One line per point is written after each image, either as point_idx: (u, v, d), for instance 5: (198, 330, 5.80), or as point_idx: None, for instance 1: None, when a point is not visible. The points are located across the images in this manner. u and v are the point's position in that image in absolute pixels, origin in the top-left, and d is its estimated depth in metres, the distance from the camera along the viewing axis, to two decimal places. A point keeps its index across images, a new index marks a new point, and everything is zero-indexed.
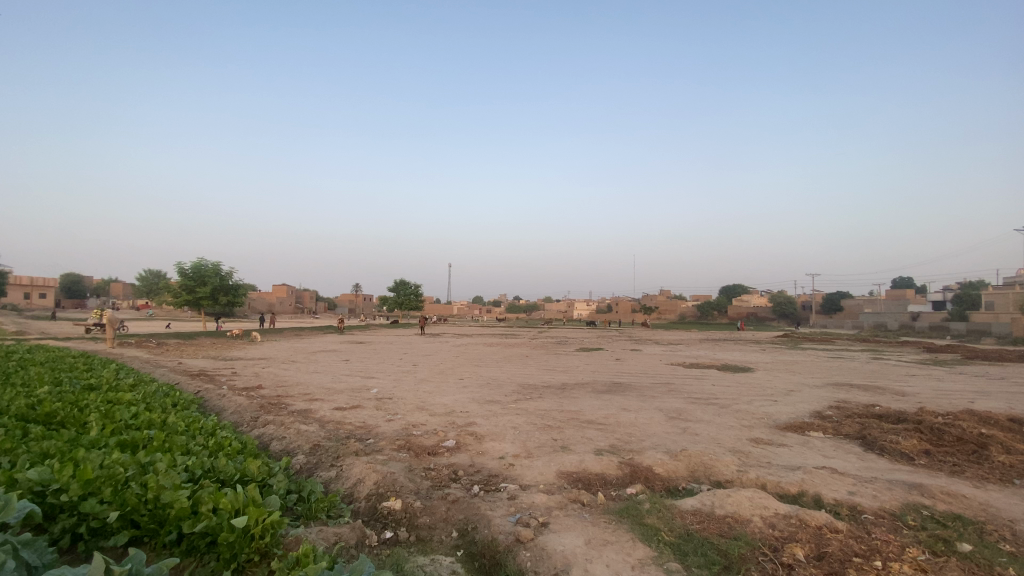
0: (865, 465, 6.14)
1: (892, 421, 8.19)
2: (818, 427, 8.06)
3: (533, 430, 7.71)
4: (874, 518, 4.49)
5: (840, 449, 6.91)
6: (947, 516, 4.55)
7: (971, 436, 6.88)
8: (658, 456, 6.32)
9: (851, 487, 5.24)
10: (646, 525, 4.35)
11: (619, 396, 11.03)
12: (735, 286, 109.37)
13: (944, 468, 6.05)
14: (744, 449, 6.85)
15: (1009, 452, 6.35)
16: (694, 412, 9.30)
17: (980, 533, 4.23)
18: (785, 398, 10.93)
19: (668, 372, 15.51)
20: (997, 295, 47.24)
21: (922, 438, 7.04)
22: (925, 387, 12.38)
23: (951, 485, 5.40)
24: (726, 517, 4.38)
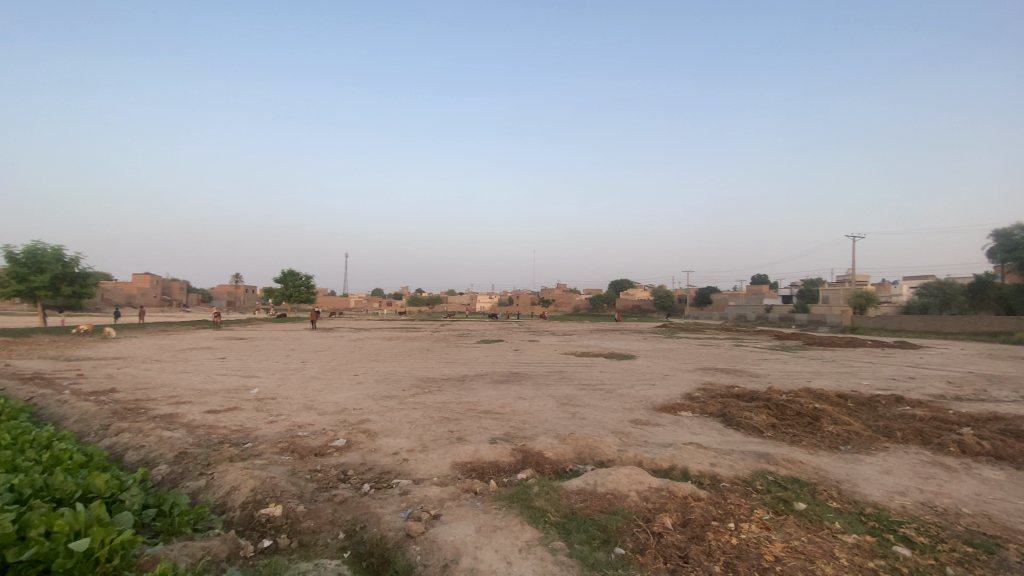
0: (726, 439, 6.93)
1: (747, 399, 9.36)
2: (689, 407, 8.96)
3: (428, 423, 7.63)
4: (731, 485, 5.10)
5: (706, 426, 7.75)
6: (787, 479, 5.31)
7: (807, 410, 8.09)
8: (548, 441, 6.59)
9: (712, 459, 5.90)
10: (534, 508, 4.51)
11: (516, 385, 11.34)
12: (624, 282, 117.90)
13: (786, 438, 7.03)
14: (626, 430, 7.38)
15: (835, 422, 7.57)
16: (582, 398, 9.84)
17: (813, 493, 4.98)
18: (663, 382, 11.97)
19: (561, 361, 16.28)
20: (830, 291, 56.01)
21: (770, 413, 8.13)
22: (774, 370, 14.37)
23: (791, 453, 6.30)
24: (607, 494, 4.69)
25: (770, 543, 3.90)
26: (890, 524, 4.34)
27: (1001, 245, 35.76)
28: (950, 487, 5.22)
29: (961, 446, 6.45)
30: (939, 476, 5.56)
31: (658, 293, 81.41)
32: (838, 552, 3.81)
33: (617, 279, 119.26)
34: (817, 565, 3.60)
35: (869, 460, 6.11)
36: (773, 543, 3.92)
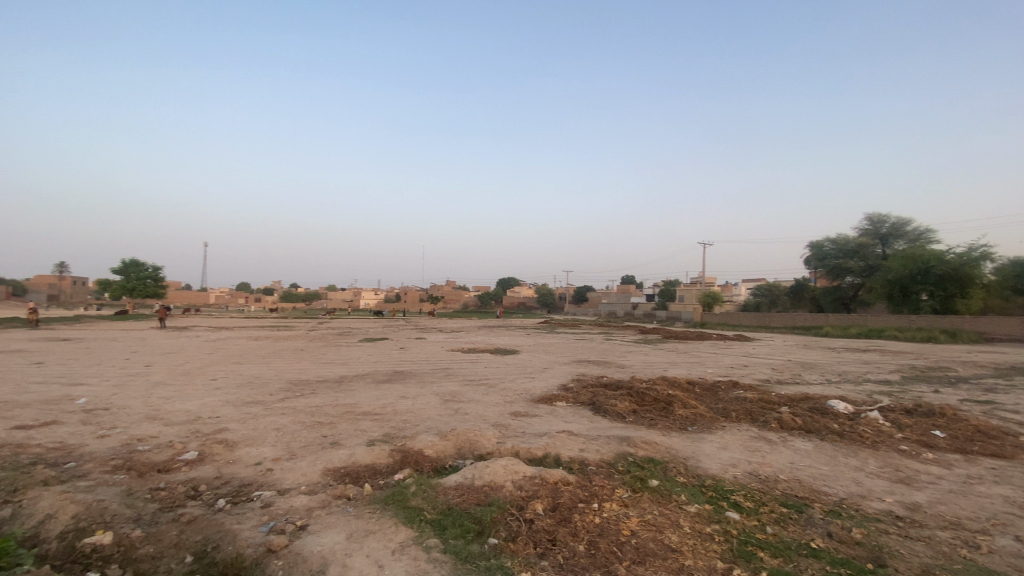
0: (594, 426, 7.48)
1: (614, 388, 10.22)
2: (564, 398, 9.51)
3: (299, 429, 7.13)
4: (596, 468, 5.53)
5: (577, 414, 8.30)
6: (644, 459, 5.90)
7: (663, 395, 9.06)
8: (428, 439, 6.54)
9: (582, 445, 6.34)
10: (409, 508, 4.46)
11: (397, 384, 11.08)
12: (510, 279, 121.38)
13: (645, 422, 7.81)
14: (505, 423, 7.62)
15: (685, 406, 8.58)
16: (465, 394, 9.94)
17: (665, 470, 5.60)
18: (541, 375, 12.55)
19: (445, 358, 16.27)
20: (687, 290, 63.14)
21: (632, 400, 8.97)
22: (638, 361, 15.87)
23: (648, 435, 7.02)
24: (484, 487, 4.80)
25: (627, 519, 4.29)
26: (724, 493, 5.04)
27: (812, 255, 43.09)
28: (770, 457, 6.21)
29: (780, 422, 7.72)
30: (763, 449, 6.59)
31: (541, 290, 85.20)
32: (683, 521, 4.32)
33: (504, 277, 122.31)
34: (665, 534, 4.06)
35: (711, 438, 7.03)
36: (630, 518, 4.32)
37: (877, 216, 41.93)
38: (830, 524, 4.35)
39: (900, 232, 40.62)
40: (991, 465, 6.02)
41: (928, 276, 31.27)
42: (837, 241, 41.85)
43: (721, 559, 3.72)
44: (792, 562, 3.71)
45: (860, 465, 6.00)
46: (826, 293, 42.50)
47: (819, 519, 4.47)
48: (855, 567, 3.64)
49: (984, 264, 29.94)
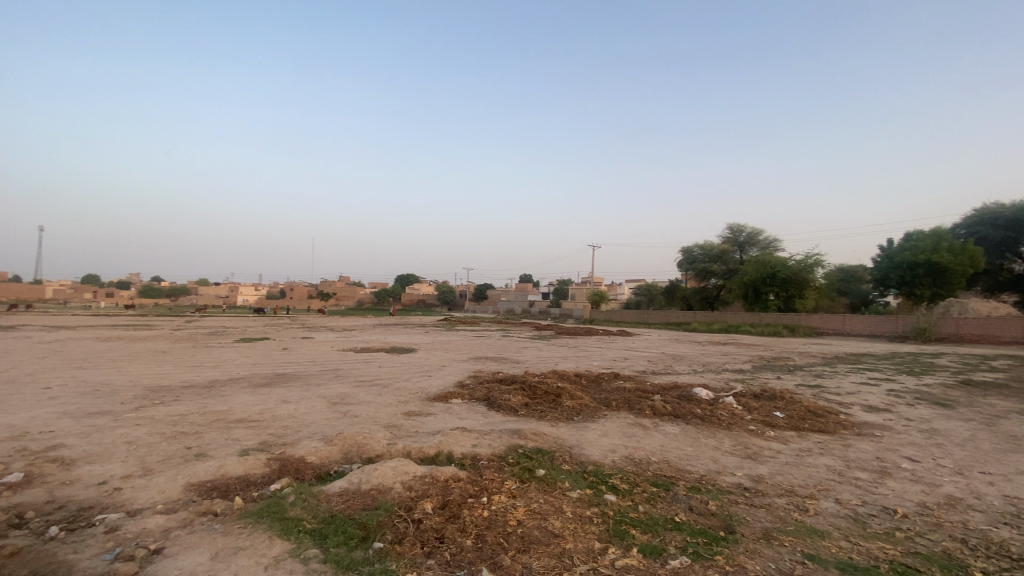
0: (487, 421, 7.60)
1: (509, 383, 10.47)
2: (458, 394, 9.53)
3: (157, 441, 6.30)
4: (487, 462, 5.63)
5: (471, 410, 8.37)
6: (534, 451, 6.13)
7: (553, 388, 9.48)
8: (311, 445, 6.16)
9: (474, 440, 6.40)
10: (288, 519, 4.17)
11: (280, 387, 10.28)
12: (408, 276, 118.86)
13: (535, 414, 8.10)
14: (398, 423, 7.44)
15: (573, 397, 9.06)
16: (355, 395, 9.52)
17: (552, 459, 5.87)
18: (437, 373, 12.46)
19: (335, 358, 15.45)
20: (578, 289, 66.61)
21: (525, 394, 9.25)
22: (532, 356, 16.42)
23: (538, 427, 7.30)
24: (371, 490, 4.64)
25: (514, 510, 4.42)
26: (604, 477, 5.41)
27: (683, 259, 47.90)
28: (644, 442, 6.80)
29: (655, 409, 8.48)
30: (639, 434, 7.19)
31: (439, 287, 84.46)
32: (566, 507, 4.56)
33: (402, 274, 119.67)
34: (549, 521, 4.25)
35: (594, 427, 7.51)
36: (517, 509, 4.46)
37: (737, 226, 47.72)
38: (692, 499, 4.87)
39: (754, 240, 46.62)
40: (816, 439, 7.18)
41: (775, 279, 36.30)
42: (705, 246, 46.81)
43: (599, 540, 3.98)
44: (659, 536, 4.09)
45: (718, 445, 6.80)
46: (695, 292, 47.45)
47: (683, 495, 4.98)
48: (710, 535, 4.11)
49: (815, 270, 35.47)
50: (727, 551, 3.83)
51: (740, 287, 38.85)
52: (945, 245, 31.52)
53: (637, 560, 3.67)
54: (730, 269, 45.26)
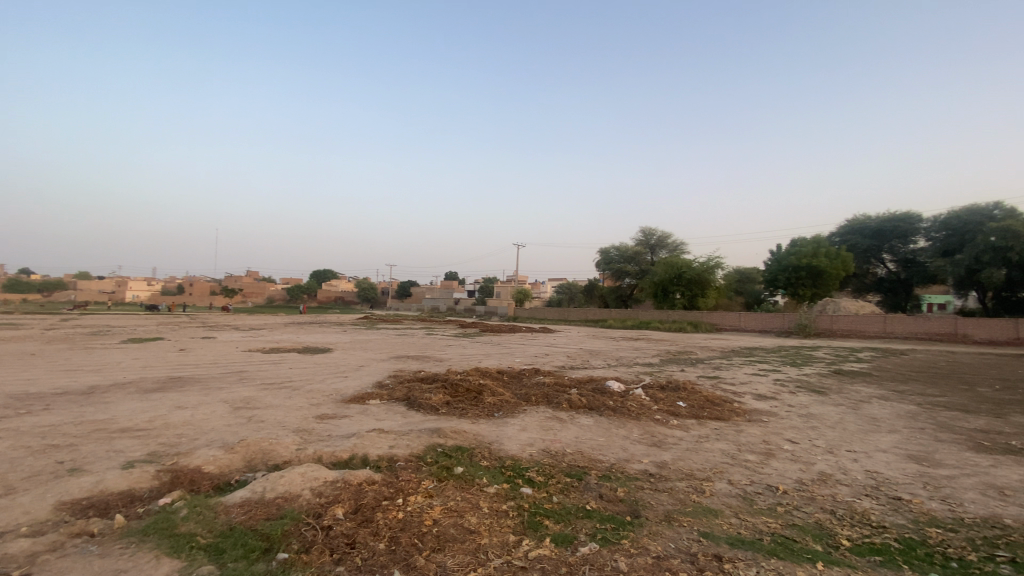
0: (406, 421, 7.46)
1: (429, 382, 10.31)
2: (376, 395, 9.23)
3: (20, 456, 5.49)
4: (404, 463, 5.52)
5: (390, 411, 8.15)
6: (453, 449, 6.10)
7: (474, 386, 9.48)
8: (210, 454, 5.67)
9: (391, 442, 6.24)
10: (179, 535, 3.81)
11: (175, 392, 9.37)
12: (325, 273, 113.35)
13: (455, 412, 8.08)
14: (309, 427, 7.06)
15: (493, 393, 9.14)
16: (262, 399, 8.91)
17: (471, 456, 5.88)
18: (355, 373, 11.99)
19: (242, 359, 14.35)
20: (501, 288, 67.25)
21: (446, 392, 9.17)
22: (455, 354, 16.36)
23: (458, 425, 7.27)
24: (276, 499, 4.37)
25: (430, 510, 4.37)
26: (520, 471, 5.51)
27: (601, 259, 50.08)
28: (561, 435, 7.01)
29: (571, 402, 8.78)
30: (556, 428, 7.41)
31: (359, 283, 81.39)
32: (483, 503, 4.59)
33: (319, 270, 113.95)
34: (465, 518, 4.25)
35: (513, 422, 7.64)
36: (433, 508, 4.41)
37: (649, 230, 50.73)
38: (602, 487, 5.10)
39: (665, 243, 49.74)
40: (714, 425, 7.83)
41: (682, 279, 38.99)
42: (621, 248, 49.19)
43: (513, 533, 4.05)
44: (571, 525, 4.24)
45: (629, 435, 7.18)
46: (612, 292, 49.76)
47: (594, 483, 5.22)
48: (618, 520, 4.33)
49: (716, 271, 38.60)
50: (633, 535, 4.07)
51: (652, 287, 41.30)
52: (823, 251, 35.60)
53: (549, 550, 3.79)
54: (643, 270, 47.97)
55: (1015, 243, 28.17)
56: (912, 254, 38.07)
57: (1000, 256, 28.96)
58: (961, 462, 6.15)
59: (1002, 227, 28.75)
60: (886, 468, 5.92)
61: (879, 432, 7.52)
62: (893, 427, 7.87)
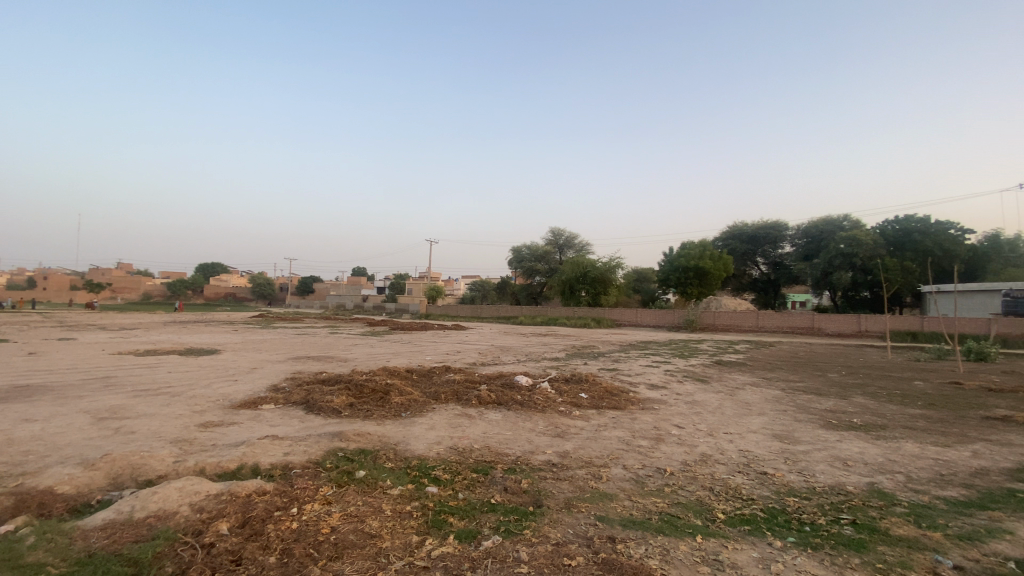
0: (305, 426, 7.03)
1: (331, 383, 9.81)
2: (271, 400, 8.60)
3: None
4: (301, 470, 5.20)
5: (286, 416, 7.63)
6: (355, 452, 5.87)
7: (381, 386, 9.19)
8: (63, 472, 4.91)
9: (286, 448, 5.86)
10: (22, 568, 3.27)
11: (20, 403, 8.00)
12: (214, 267, 103.76)
13: (360, 414, 7.77)
14: (191, 437, 6.40)
15: (400, 393, 8.93)
16: (134, 408, 7.91)
17: (374, 459, 5.70)
18: (247, 377, 11.08)
19: (109, 364, 12.64)
20: (412, 284, 65.89)
21: (349, 393, 8.79)
22: (360, 353, 15.76)
23: (362, 427, 7.01)
24: (149, 518, 3.91)
25: (328, 517, 4.17)
26: (426, 470, 5.44)
27: (512, 257, 51.01)
28: (468, 431, 7.04)
29: (480, 398, 8.85)
30: (464, 424, 7.43)
31: (254, 279, 75.09)
32: (386, 505, 4.48)
33: (207, 264, 104.03)
34: (366, 523, 4.11)
35: (420, 421, 7.52)
36: (332, 515, 4.22)
37: (557, 230, 52.53)
38: (507, 480, 5.20)
39: (572, 243, 51.65)
40: (612, 414, 8.32)
41: (588, 278, 40.89)
42: (531, 247, 50.39)
43: (416, 534, 3.99)
44: (475, 520, 4.27)
45: (534, 428, 7.39)
46: (522, 289, 50.84)
47: (500, 477, 5.31)
48: (521, 512, 4.45)
49: (618, 271, 41.01)
50: (535, 525, 4.20)
51: (559, 285, 42.80)
52: (709, 253, 39.22)
53: (453, 547, 3.78)
54: (552, 269, 49.56)
55: (858, 250, 33.19)
56: (780, 258, 43.36)
57: (847, 261, 33.85)
58: (814, 438, 7.11)
59: (849, 235, 33.69)
60: (756, 447, 6.67)
61: (751, 414, 8.48)
62: (762, 410, 8.91)
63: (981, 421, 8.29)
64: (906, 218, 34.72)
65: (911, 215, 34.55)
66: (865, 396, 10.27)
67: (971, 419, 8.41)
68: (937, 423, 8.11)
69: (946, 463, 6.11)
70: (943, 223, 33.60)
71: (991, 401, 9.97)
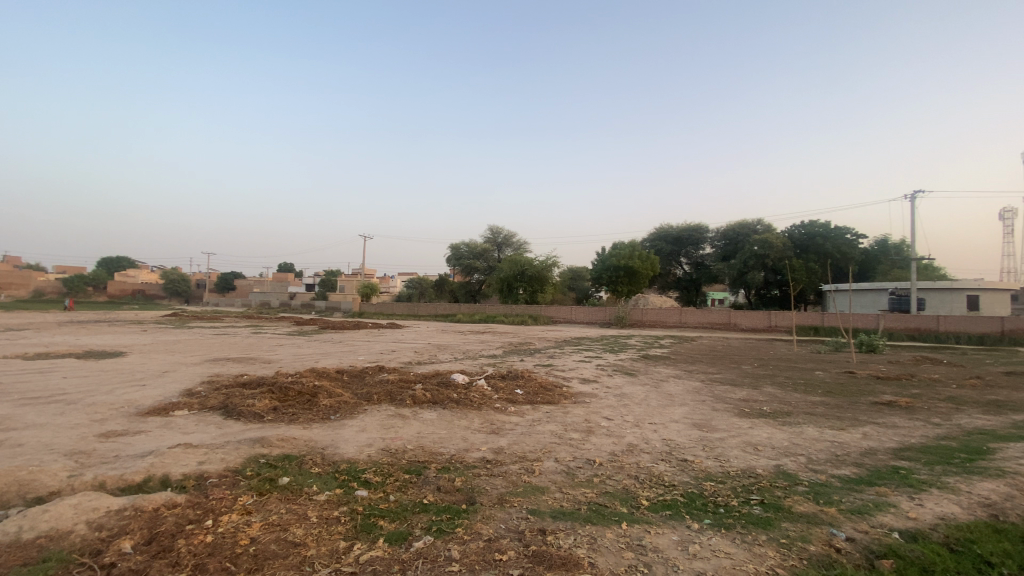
0: (222, 433, 6.58)
1: (253, 387, 9.24)
2: (184, 405, 7.96)
3: None
4: (218, 479, 4.87)
5: (201, 423, 7.11)
6: (278, 458, 5.58)
7: (307, 388, 8.77)
8: None
9: (201, 457, 5.46)
10: None
11: None
12: (119, 262, 94.79)
13: (285, 418, 7.40)
14: (89, 448, 5.79)
15: (329, 395, 8.58)
16: (19, 418, 7.03)
17: (300, 464, 5.45)
18: (157, 381, 10.20)
19: None
20: (346, 281, 63.57)
21: (273, 397, 8.33)
22: (287, 354, 15.00)
23: (287, 432, 6.67)
24: (35, 540, 3.50)
25: (247, 527, 3.94)
26: (355, 473, 5.27)
27: (450, 255, 50.60)
28: (402, 432, 6.91)
29: (414, 398, 8.70)
30: (397, 425, 7.28)
31: (167, 274, 69.11)
32: (311, 511, 4.30)
33: (111, 258, 94.74)
34: (289, 531, 3.92)
35: (351, 423, 7.28)
36: (251, 525, 3.99)
37: (496, 228, 52.58)
38: (440, 479, 5.16)
39: (510, 241, 51.94)
40: (545, 409, 8.50)
41: (525, 276, 41.41)
42: (470, 244, 50.26)
43: (343, 539, 3.86)
44: (406, 521, 4.21)
45: (469, 425, 7.38)
46: (461, 287, 50.65)
47: (433, 476, 5.25)
48: (454, 510, 4.44)
49: (554, 269, 41.86)
50: (467, 522, 4.20)
51: (497, 282, 43.03)
52: (639, 253, 40.99)
53: (382, 550, 3.70)
54: (490, 266, 49.74)
55: (769, 251, 36.03)
56: (702, 259, 46.13)
57: (760, 262, 36.66)
58: (729, 425, 7.65)
59: (762, 238, 36.53)
60: (678, 435, 7.07)
61: (674, 405, 8.98)
62: (684, 400, 9.47)
63: (870, 406, 9.30)
64: (810, 222, 38.09)
65: (814, 220, 37.93)
66: (774, 385, 11.21)
67: (862, 404, 9.41)
68: (833, 408, 9.01)
69: (840, 445, 6.80)
70: (841, 228, 37.16)
71: (878, 387, 11.23)
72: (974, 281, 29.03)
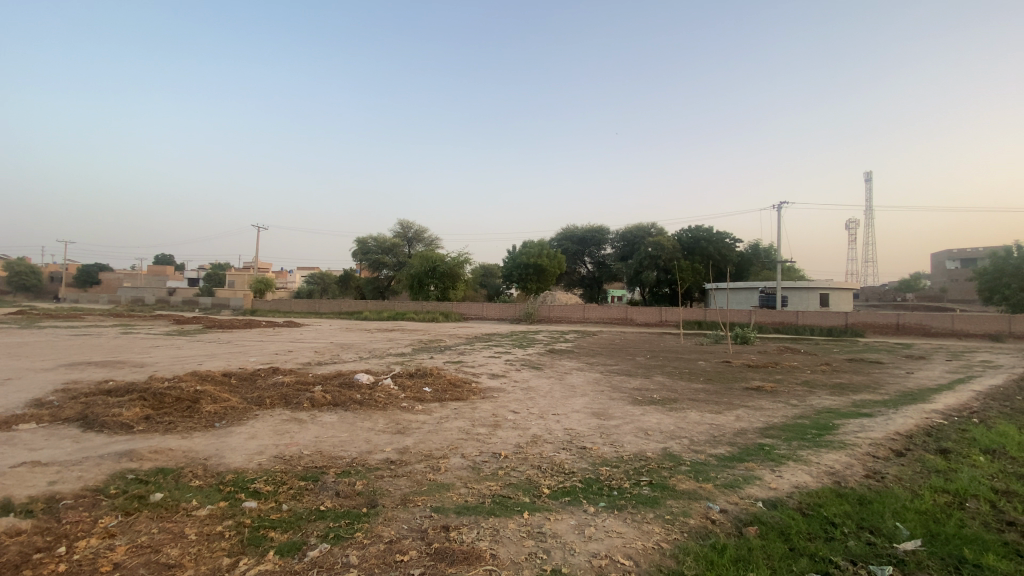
0: (81, 447, 5.75)
1: (120, 394, 8.15)
2: (29, 418, 6.82)
3: None
4: (74, 501, 4.25)
5: (53, 437, 6.15)
6: (150, 473, 5.00)
7: (188, 394, 7.94)
8: None
9: (53, 476, 4.73)
10: None
11: None
12: None
13: (161, 428, 6.64)
14: None
15: (214, 401, 7.84)
16: None
17: (177, 478, 4.93)
18: None
19: None
20: (237, 277, 58.34)
21: (144, 405, 7.43)
22: (163, 356, 13.41)
23: (162, 443, 6.01)
24: None
25: (110, 552, 3.49)
26: (244, 484, 4.88)
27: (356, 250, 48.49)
28: (298, 437, 6.53)
29: (312, 401, 8.24)
30: (293, 430, 6.85)
31: (11, 264, 58.60)
32: (189, 529, 3.91)
33: None
34: (163, 553, 3.54)
35: (240, 431, 6.72)
36: (115, 549, 3.54)
37: (406, 223, 51.03)
38: (339, 484, 4.95)
39: (421, 238, 50.95)
40: (453, 406, 8.51)
41: (435, 273, 40.85)
42: (377, 239, 48.62)
43: (227, 556, 3.57)
44: (300, 531, 3.99)
45: (373, 427, 7.15)
46: (368, 283, 48.73)
47: (331, 482, 5.02)
48: (353, 514, 4.28)
49: (466, 266, 41.78)
50: (367, 525, 4.08)
51: (407, 279, 42.08)
52: (547, 253, 42.33)
53: (272, 563, 3.48)
54: (399, 262, 48.37)
55: (661, 253, 39.09)
56: (603, 258, 48.74)
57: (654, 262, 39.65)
58: (624, 413, 8.20)
59: (656, 241, 39.54)
60: (579, 424, 7.43)
61: (575, 396, 9.46)
62: (586, 391, 10.00)
63: (743, 391, 10.50)
64: (696, 228, 41.89)
65: (700, 226, 41.75)
66: (666, 375, 12.25)
67: (736, 389, 10.62)
68: (714, 393, 10.06)
69: (718, 427, 7.58)
70: (721, 234, 41.30)
71: (750, 374, 12.75)
72: (826, 281, 33.78)
